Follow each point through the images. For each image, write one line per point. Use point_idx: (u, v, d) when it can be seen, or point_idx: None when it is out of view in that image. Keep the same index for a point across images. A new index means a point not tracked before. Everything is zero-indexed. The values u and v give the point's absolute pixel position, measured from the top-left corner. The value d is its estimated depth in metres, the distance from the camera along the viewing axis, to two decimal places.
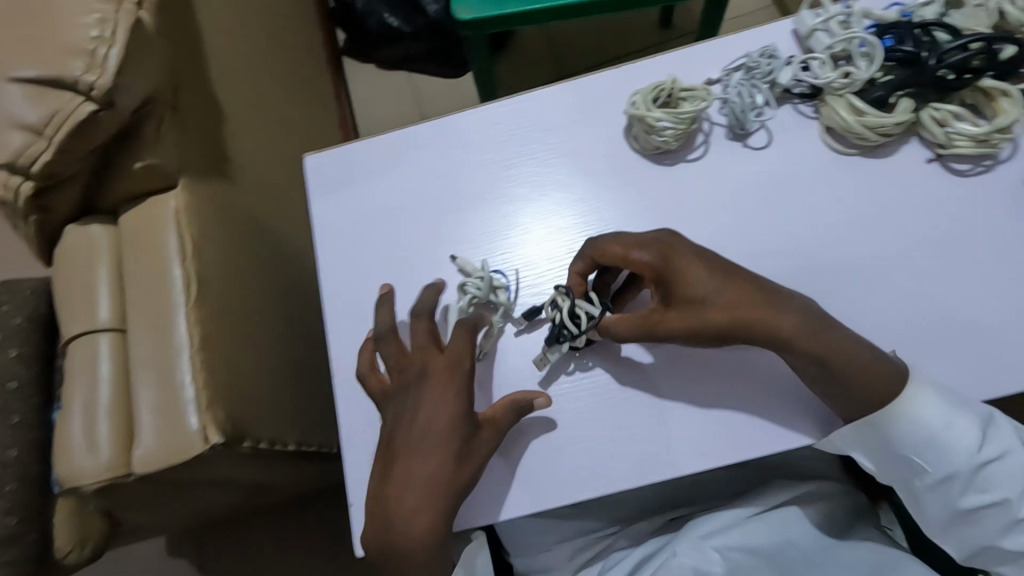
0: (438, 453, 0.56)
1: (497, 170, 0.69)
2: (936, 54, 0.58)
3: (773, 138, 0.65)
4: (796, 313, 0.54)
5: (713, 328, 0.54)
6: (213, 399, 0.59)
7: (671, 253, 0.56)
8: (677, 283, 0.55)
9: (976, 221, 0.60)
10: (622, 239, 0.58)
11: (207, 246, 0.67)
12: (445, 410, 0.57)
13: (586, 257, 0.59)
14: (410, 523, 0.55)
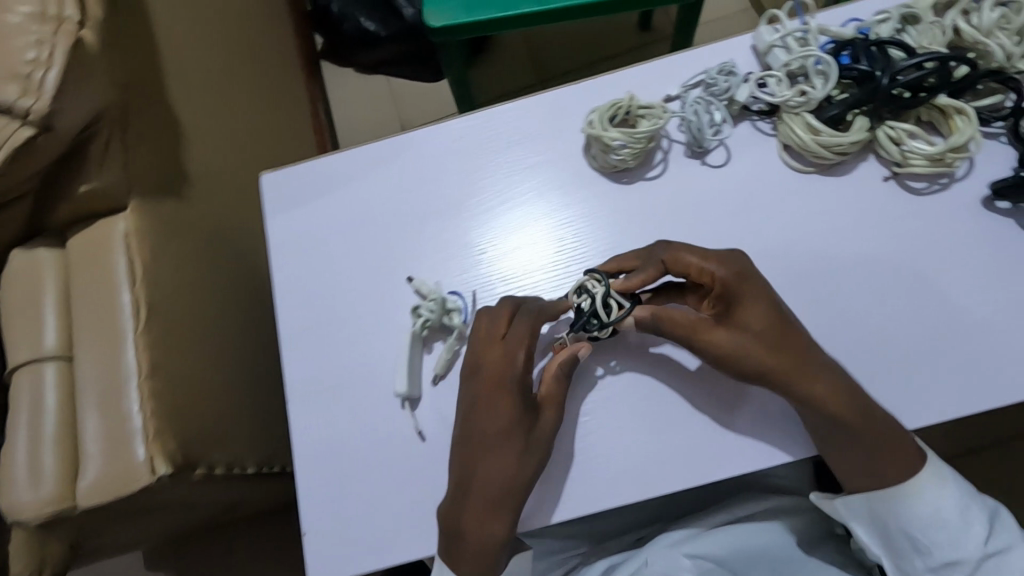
0: (503, 431, 0.54)
1: (485, 176, 0.68)
2: (890, 73, 0.57)
3: (733, 155, 0.64)
4: (833, 376, 0.53)
5: (751, 364, 0.53)
6: (163, 426, 0.58)
7: (749, 276, 0.55)
8: (742, 306, 0.54)
9: (933, 238, 0.60)
10: (700, 251, 0.56)
11: (160, 267, 0.65)
12: (506, 400, 0.55)
13: (657, 257, 0.57)
14: (482, 522, 0.53)
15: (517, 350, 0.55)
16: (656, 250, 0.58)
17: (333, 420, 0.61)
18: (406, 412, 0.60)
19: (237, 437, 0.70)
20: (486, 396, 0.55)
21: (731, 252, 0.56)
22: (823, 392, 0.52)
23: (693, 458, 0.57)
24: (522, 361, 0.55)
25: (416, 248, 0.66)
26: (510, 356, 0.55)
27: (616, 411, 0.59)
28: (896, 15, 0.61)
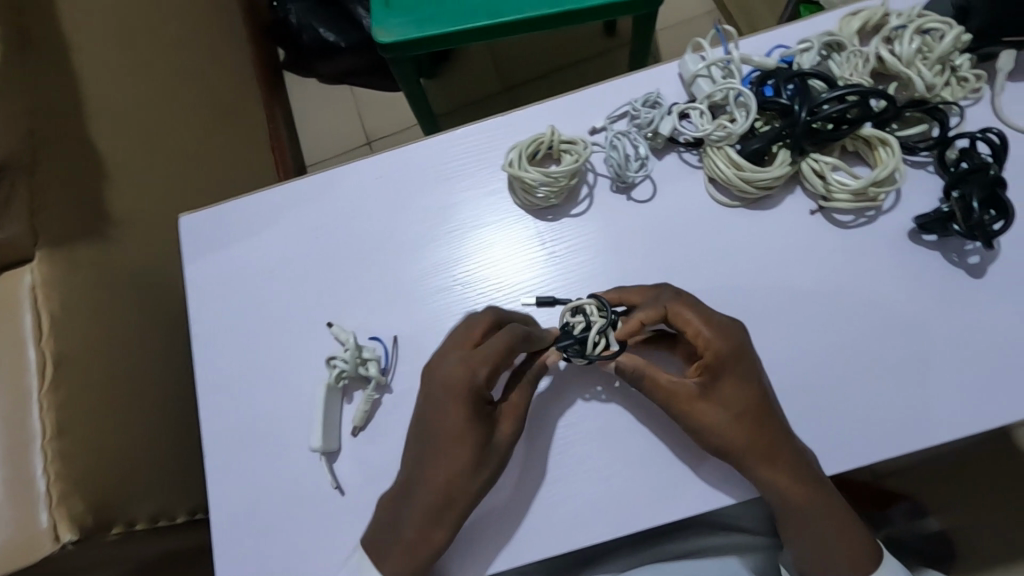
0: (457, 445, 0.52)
1: (452, 201, 0.65)
2: (809, 106, 0.55)
3: (659, 189, 0.63)
4: (799, 470, 0.52)
5: (717, 437, 0.52)
6: (69, 488, 0.57)
7: (742, 352, 0.53)
8: (726, 380, 0.53)
9: (862, 271, 0.58)
10: (703, 315, 0.53)
11: (71, 318, 0.63)
12: (461, 406, 0.52)
13: (660, 305, 0.54)
14: (425, 537, 0.52)
15: (484, 366, 0.52)
16: (663, 299, 0.54)
17: (252, 473, 0.59)
18: (324, 466, 0.58)
19: (163, 487, 0.70)
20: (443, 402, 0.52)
21: (730, 322, 0.54)
22: (779, 472, 0.52)
23: (616, 506, 0.56)
24: (485, 376, 0.52)
25: (338, 292, 0.64)
26: (467, 360, 0.52)
27: (539, 459, 0.57)
28: (818, 43, 0.59)
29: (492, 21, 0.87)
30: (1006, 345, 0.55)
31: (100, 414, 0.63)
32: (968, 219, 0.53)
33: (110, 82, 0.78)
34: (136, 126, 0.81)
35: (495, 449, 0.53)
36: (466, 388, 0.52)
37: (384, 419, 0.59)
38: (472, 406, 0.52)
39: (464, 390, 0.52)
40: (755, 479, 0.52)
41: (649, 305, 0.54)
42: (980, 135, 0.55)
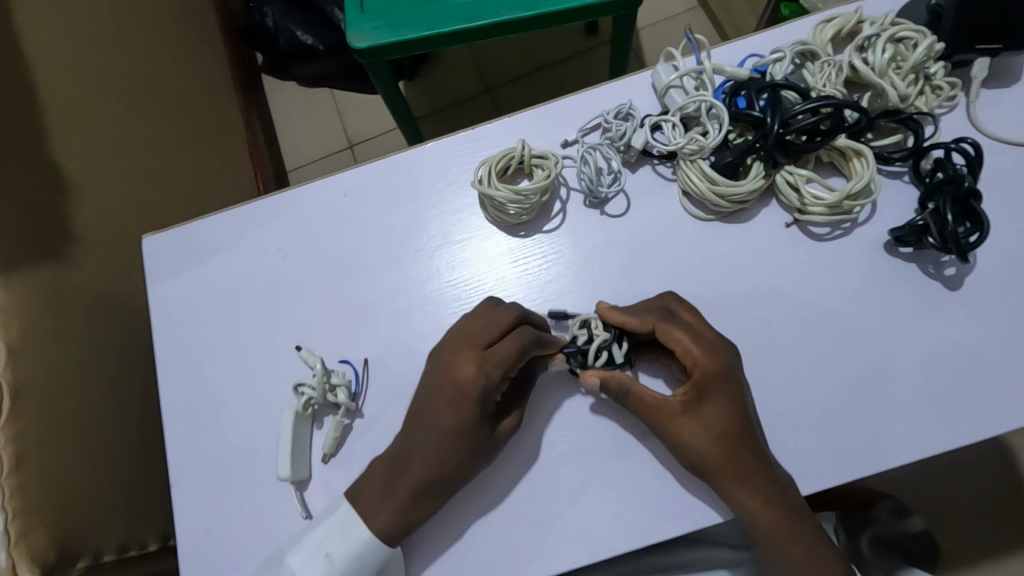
0: (452, 448, 0.53)
1: (430, 216, 0.64)
2: (781, 119, 0.54)
3: (632, 203, 0.62)
4: (780, 493, 0.51)
5: (693, 455, 0.52)
6: (28, 524, 0.54)
7: (730, 371, 0.52)
8: (710, 400, 0.52)
9: (837, 284, 0.58)
10: (693, 330, 0.53)
11: (30, 345, 0.60)
12: (465, 408, 0.53)
13: (649, 323, 0.54)
14: (408, 519, 0.53)
15: (495, 368, 0.53)
16: (651, 316, 0.54)
17: (219, 503, 0.58)
18: (293, 494, 0.57)
19: (127, 517, 0.68)
20: (448, 391, 0.54)
21: (722, 339, 0.54)
22: (754, 492, 0.51)
23: (592, 529, 0.54)
24: (497, 378, 0.53)
25: (307, 313, 0.62)
26: (472, 358, 0.53)
27: (513, 484, 0.56)
28: (790, 53, 0.58)
29: (467, 23, 0.85)
30: (981, 357, 0.55)
31: (60, 444, 0.61)
32: (943, 232, 0.53)
33: (73, 97, 0.76)
34: (103, 141, 0.79)
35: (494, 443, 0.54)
36: (472, 384, 0.53)
37: (355, 444, 0.58)
38: (476, 401, 0.53)
39: (470, 390, 0.53)
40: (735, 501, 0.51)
41: (639, 316, 0.55)
42: (955, 145, 0.54)
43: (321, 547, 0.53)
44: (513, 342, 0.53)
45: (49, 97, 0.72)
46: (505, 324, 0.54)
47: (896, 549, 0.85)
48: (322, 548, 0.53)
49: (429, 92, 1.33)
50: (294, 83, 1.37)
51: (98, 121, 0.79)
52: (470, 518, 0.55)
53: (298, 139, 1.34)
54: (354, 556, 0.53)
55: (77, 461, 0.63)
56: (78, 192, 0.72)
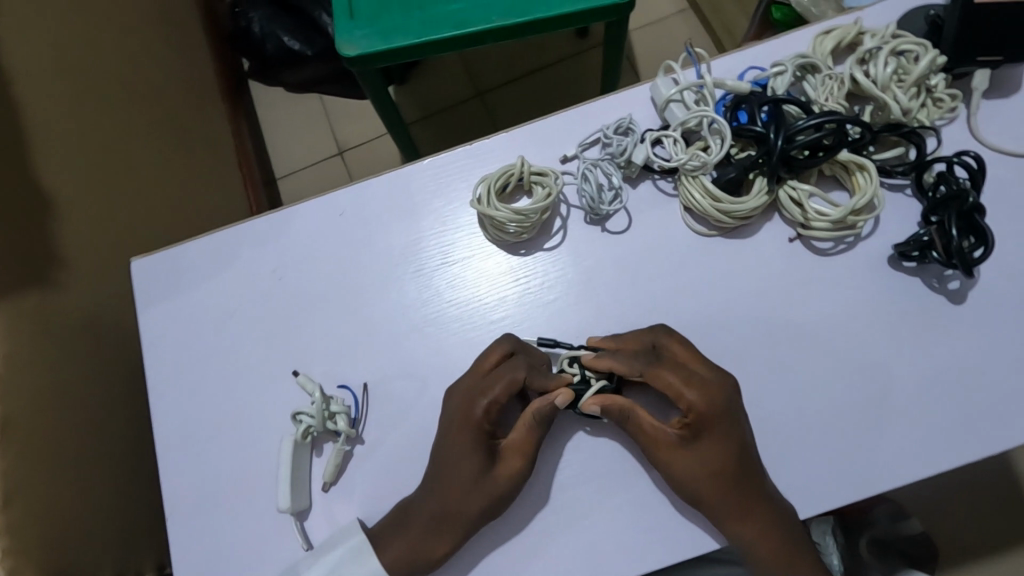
0: (448, 482, 0.52)
1: (426, 235, 0.63)
2: (785, 135, 0.53)
3: (633, 219, 0.61)
4: (777, 524, 0.51)
5: (689, 492, 0.51)
6: (19, 563, 0.52)
7: (727, 410, 0.51)
8: (704, 437, 0.51)
9: (842, 299, 0.57)
10: (685, 369, 0.52)
11: (20, 376, 0.59)
12: (459, 439, 0.53)
13: (638, 368, 0.53)
14: (416, 554, 0.51)
15: (478, 397, 0.53)
16: (640, 360, 0.53)
17: (217, 536, 0.56)
18: (293, 525, 0.56)
19: (121, 547, 0.66)
20: (446, 429, 0.54)
21: (719, 375, 0.52)
22: (754, 519, 0.51)
23: (600, 555, 0.53)
24: (482, 408, 0.53)
25: (304, 338, 0.61)
26: (471, 394, 0.54)
27: (519, 510, 0.55)
28: (791, 66, 0.57)
29: (459, 31, 0.84)
30: (988, 371, 0.54)
31: (50, 477, 0.59)
32: (948, 246, 0.52)
33: (56, 116, 0.73)
34: (89, 160, 0.77)
35: (496, 486, 0.52)
36: (467, 420, 0.53)
37: (355, 471, 0.57)
38: (473, 437, 0.53)
39: (462, 421, 0.53)
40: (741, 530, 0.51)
41: (626, 359, 0.53)
42: (956, 160, 0.54)
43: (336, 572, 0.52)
44: (505, 377, 0.53)
45: (32, 115, 0.69)
46: (498, 353, 0.55)
47: (897, 555, 0.85)
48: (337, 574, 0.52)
49: (419, 98, 1.31)
50: (282, 90, 1.34)
51: (84, 139, 0.77)
52: (476, 545, 0.54)
53: (288, 147, 1.32)
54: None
55: (68, 495, 0.61)
56: (64, 214, 0.70)
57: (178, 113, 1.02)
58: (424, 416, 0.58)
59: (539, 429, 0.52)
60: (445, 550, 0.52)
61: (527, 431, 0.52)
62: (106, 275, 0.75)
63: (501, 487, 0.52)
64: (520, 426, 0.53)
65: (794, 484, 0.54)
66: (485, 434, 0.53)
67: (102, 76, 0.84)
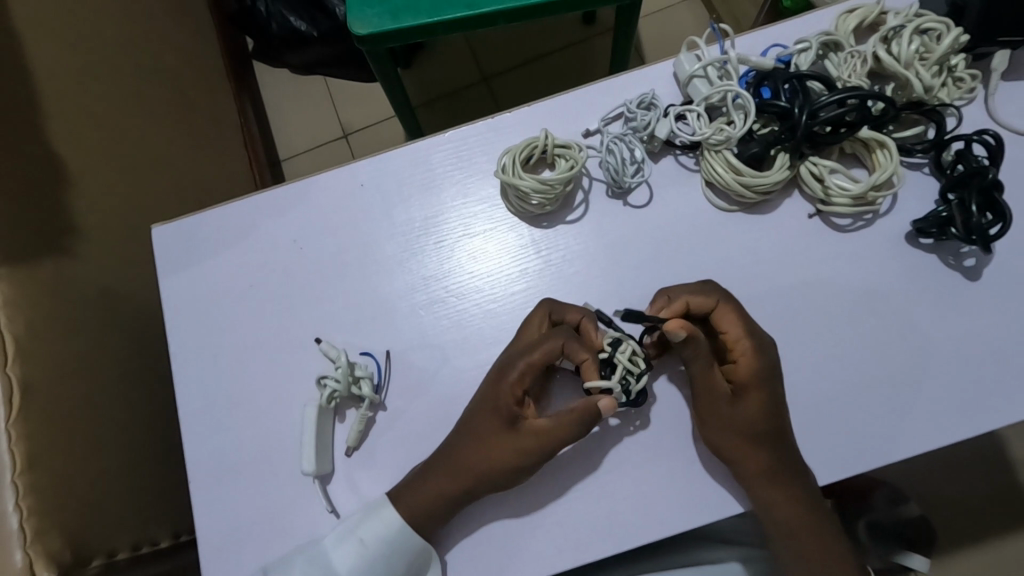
0: (468, 441, 0.53)
1: (456, 211, 0.63)
2: (809, 109, 0.54)
3: (655, 194, 0.61)
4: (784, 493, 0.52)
5: (742, 454, 0.52)
6: (43, 525, 0.53)
7: (772, 365, 0.53)
8: (750, 395, 0.53)
9: (859, 275, 0.58)
10: (746, 322, 0.54)
11: (40, 342, 0.59)
12: (495, 406, 0.53)
13: (710, 300, 0.54)
14: (422, 501, 0.53)
15: (515, 366, 0.53)
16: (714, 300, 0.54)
17: (238, 503, 0.57)
18: (316, 488, 0.56)
19: (138, 515, 0.67)
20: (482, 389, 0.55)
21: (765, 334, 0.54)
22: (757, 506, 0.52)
23: (620, 523, 0.54)
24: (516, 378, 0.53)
25: (325, 308, 0.61)
26: (513, 361, 0.54)
27: (541, 478, 0.55)
28: (816, 43, 0.58)
29: (469, 12, 0.82)
30: (1001, 347, 0.55)
31: (71, 443, 0.59)
32: (967, 222, 0.54)
33: (65, 84, 0.72)
34: (102, 131, 0.76)
35: (504, 458, 0.52)
36: (503, 389, 0.53)
37: (379, 438, 0.57)
38: (504, 406, 0.53)
39: (502, 387, 0.53)
40: (761, 489, 0.52)
41: (698, 293, 0.55)
42: (976, 136, 0.55)
43: (354, 530, 0.53)
44: (552, 344, 0.53)
45: (45, 85, 0.69)
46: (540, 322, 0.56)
47: (897, 537, 0.87)
48: (355, 532, 0.53)
49: (425, 82, 1.30)
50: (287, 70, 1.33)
51: (97, 109, 0.76)
52: (497, 511, 0.55)
53: (291, 127, 1.30)
54: (385, 539, 0.53)
55: (89, 461, 0.61)
56: (78, 183, 0.70)
57: (186, 89, 1.01)
58: (447, 384, 0.58)
59: (569, 422, 0.51)
60: (452, 502, 0.53)
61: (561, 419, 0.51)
62: (119, 247, 0.75)
63: (517, 459, 0.52)
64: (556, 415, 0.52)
65: (812, 455, 0.55)
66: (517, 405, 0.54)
67: (111, 48, 0.84)
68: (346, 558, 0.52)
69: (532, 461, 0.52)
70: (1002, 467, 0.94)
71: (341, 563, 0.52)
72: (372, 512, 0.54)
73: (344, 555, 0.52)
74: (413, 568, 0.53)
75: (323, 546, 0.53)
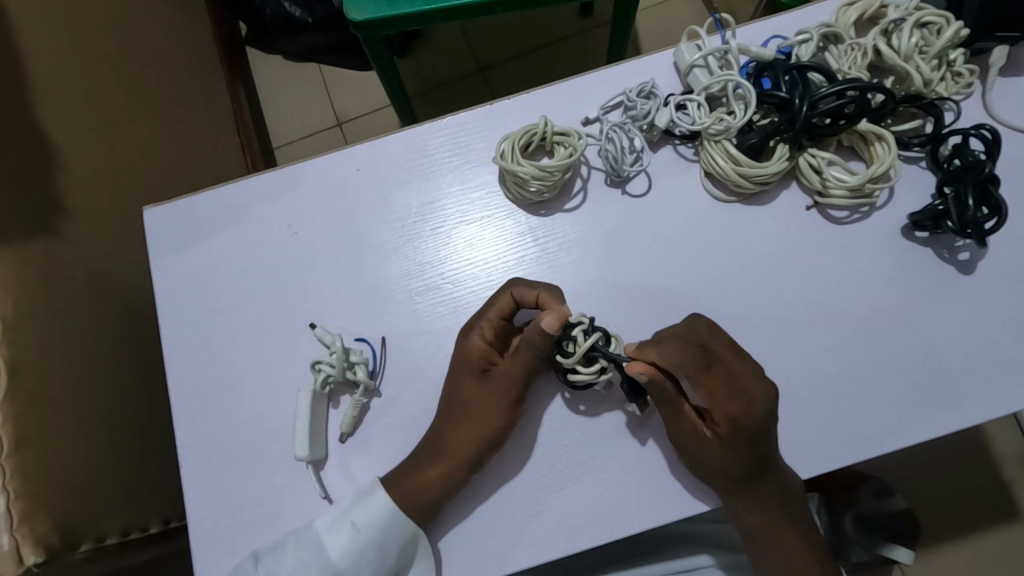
0: (445, 405, 0.55)
1: (444, 194, 0.62)
2: (809, 101, 0.54)
3: (653, 183, 0.61)
4: (769, 488, 0.53)
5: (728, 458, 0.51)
6: (31, 506, 0.52)
7: (751, 426, 0.49)
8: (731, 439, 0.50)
9: (854, 267, 0.58)
10: (727, 375, 0.50)
11: (29, 324, 0.58)
12: (466, 365, 0.55)
13: (684, 367, 0.50)
14: (417, 490, 0.52)
15: (475, 321, 0.55)
16: (687, 362, 0.50)
17: (230, 488, 0.56)
18: (310, 473, 0.56)
19: (130, 501, 0.66)
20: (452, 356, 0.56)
21: (761, 386, 0.49)
22: (747, 493, 0.53)
23: (613, 512, 0.54)
24: (477, 331, 0.55)
25: (320, 294, 0.60)
26: (472, 321, 0.56)
27: (534, 466, 0.55)
28: (816, 35, 0.58)
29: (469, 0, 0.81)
30: (990, 342, 0.56)
31: (61, 426, 0.58)
32: (962, 215, 0.54)
33: (55, 63, 0.71)
34: (93, 110, 0.75)
35: (484, 413, 0.53)
36: (466, 346, 0.55)
37: (372, 425, 0.57)
38: (473, 360, 0.55)
39: (470, 348, 0.55)
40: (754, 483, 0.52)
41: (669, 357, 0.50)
42: (973, 131, 0.56)
43: (346, 514, 0.53)
44: (501, 298, 0.55)
45: (36, 64, 0.67)
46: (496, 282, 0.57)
47: (883, 532, 0.88)
48: (347, 516, 0.53)
49: (421, 71, 1.29)
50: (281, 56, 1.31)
51: (87, 88, 0.75)
52: (489, 500, 0.55)
53: (285, 114, 1.28)
54: (379, 524, 0.52)
55: (79, 444, 0.60)
56: (68, 164, 0.68)
57: (179, 71, 1.00)
58: (442, 371, 0.58)
59: (531, 356, 0.53)
60: (445, 492, 0.53)
61: (520, 355, 0.53)
62: (110, 230, 0.74)
63: (489, 407, 0.53)
64: (517, 352, 0.54)
65: (805, 446, 0.55)
66: (484, 361, 0.55)
67: (104, 28, 0.82)
68: (338, 543, 0.52)
69: (508, 401, 0.53)
70: (988, 465, 0.95)
71: (334, 548, 0.52)
72: (365, 495, 0.53)
73: (336, 540, 0.52)
74: (405, 554, 0.53)
75: (315, 529, 0.52)
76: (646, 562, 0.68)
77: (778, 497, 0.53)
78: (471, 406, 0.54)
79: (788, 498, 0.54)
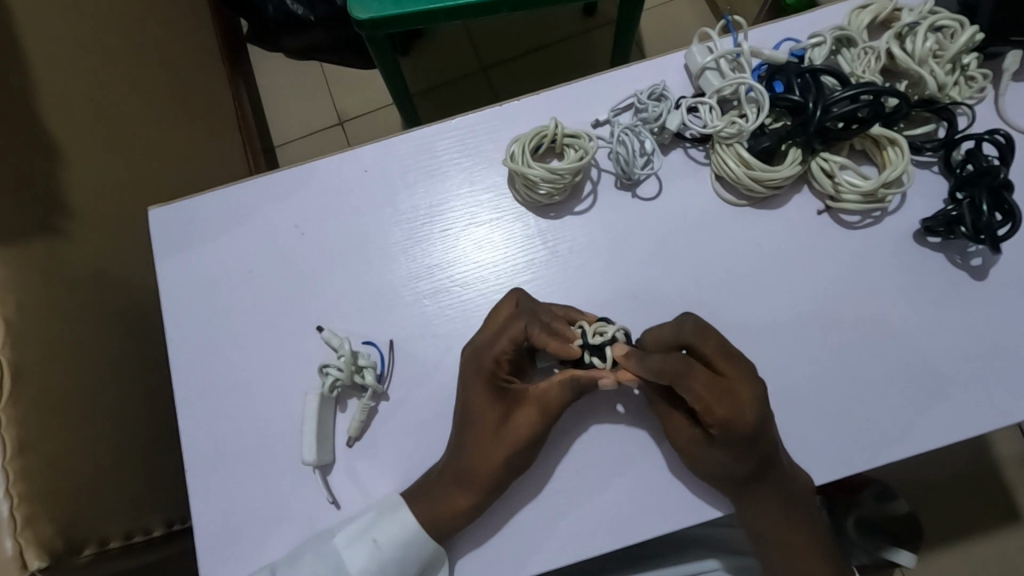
0: (467, 438, 0.53)
1: (452, 197, 0.62)
2: (823, 104, 0.54)
3: (663, 187, 0.61)
4: (779, 495, 0.52)
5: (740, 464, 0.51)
6: (35, 510, 0.52)
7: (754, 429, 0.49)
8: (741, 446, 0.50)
9: (865, 272, 0.58)
10: (715, 379, 0.50)
11: (34, 325, 0.57)
12: (486, 395, 0.53)
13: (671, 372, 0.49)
14: (439, 514, 0.52)
15: (490, 351, 0.53)
16: (673, 368, 0.49)
17: (235, 493, 0.56)
18: (317, 478, 0.55)
19: (135, 502, 0.66)
20: (465, 389, 0.54)
21: (752, 387, 0.50)
22: (757, 499, 0.52)
23: (623, 518, 0.53)
24: (492, 360, 0.53)
25: (326, 295, 0.60)
26: (485, 349, 0.53)
27: (543, 471, 0.55)
28: (830, 38, 0.58)
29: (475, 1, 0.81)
30: (1002, 349, 0.56)
31: (65, 429, 0.58)
32: (976, 222, 0.54)
33: (58, 60, 0.70)
34: (96, 107, 0.74)
35: (516, 441, 0.52)
36: (485, 377, 0.53)
37: (379, 429, 0.57)
38: (494, 389, 0.53)
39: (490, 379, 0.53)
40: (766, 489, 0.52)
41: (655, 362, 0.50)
42: (987, 136, 0.55)
43: (367, 530, 0.52)
44: (515, 326, 0.53)
45: (38, 62, 0.67)
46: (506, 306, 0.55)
47: (884, 535, 0.88)
48: (369, 531, 0.52)
49: (424, 70, 1.28)
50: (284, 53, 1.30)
51: (90, 85, 0.74)
52: (498, 505, 0.54)
53: (287, 113, 1.27)
54: (400, 541, 0.52)
55: (83, 447, 0.60)
56: (71, 163, 0.68)
57: (183, 70, 1.00)
58: (450, 374, 0.57)
59: (573, 389, 0.52)
60: (458, 504, 0.52)
61: (556, 386, 0.52)
62: (114, 230, 0.73)
63: (521, 436, 0.52)
64: (552, 382, 0.53)
65: (816, 452, 0.54)
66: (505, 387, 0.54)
67: (107, 26, 0.81)
68: (359, 558, 0.51)
69: (543, 430, 0.52)
70: (990, 470, 0.95)
71: (353, 565, 0.51)
72: (388, 513, 0.53)
73: (356, 556, 0.51)
74: (423, 569, 0.53)
75: (327, 536, 0.52)
76: (651, 567, 0.68)
77: (788, 504, 0.53)
78: (501, 437, 0.52)
79: (798, 505, 0.53)
